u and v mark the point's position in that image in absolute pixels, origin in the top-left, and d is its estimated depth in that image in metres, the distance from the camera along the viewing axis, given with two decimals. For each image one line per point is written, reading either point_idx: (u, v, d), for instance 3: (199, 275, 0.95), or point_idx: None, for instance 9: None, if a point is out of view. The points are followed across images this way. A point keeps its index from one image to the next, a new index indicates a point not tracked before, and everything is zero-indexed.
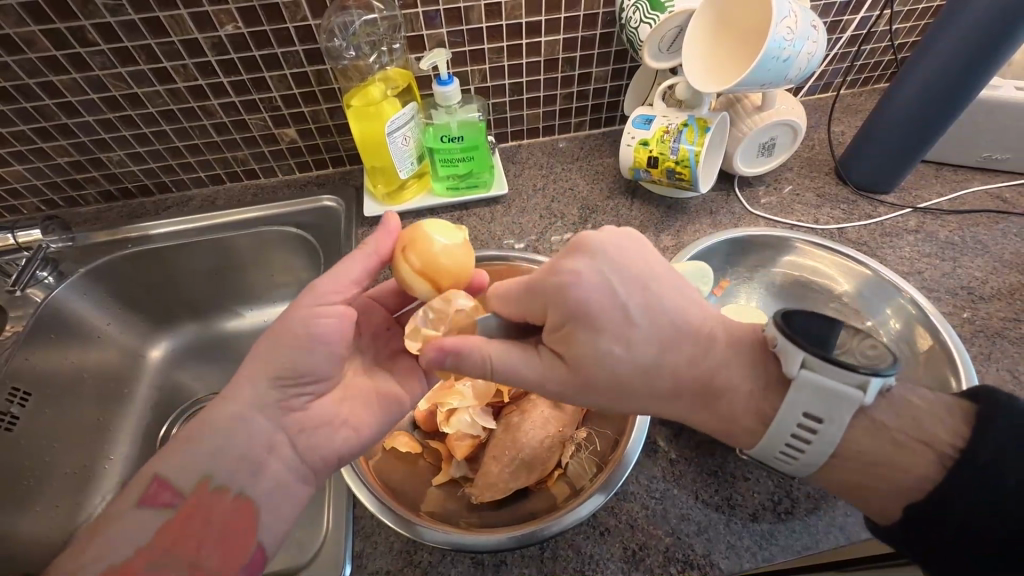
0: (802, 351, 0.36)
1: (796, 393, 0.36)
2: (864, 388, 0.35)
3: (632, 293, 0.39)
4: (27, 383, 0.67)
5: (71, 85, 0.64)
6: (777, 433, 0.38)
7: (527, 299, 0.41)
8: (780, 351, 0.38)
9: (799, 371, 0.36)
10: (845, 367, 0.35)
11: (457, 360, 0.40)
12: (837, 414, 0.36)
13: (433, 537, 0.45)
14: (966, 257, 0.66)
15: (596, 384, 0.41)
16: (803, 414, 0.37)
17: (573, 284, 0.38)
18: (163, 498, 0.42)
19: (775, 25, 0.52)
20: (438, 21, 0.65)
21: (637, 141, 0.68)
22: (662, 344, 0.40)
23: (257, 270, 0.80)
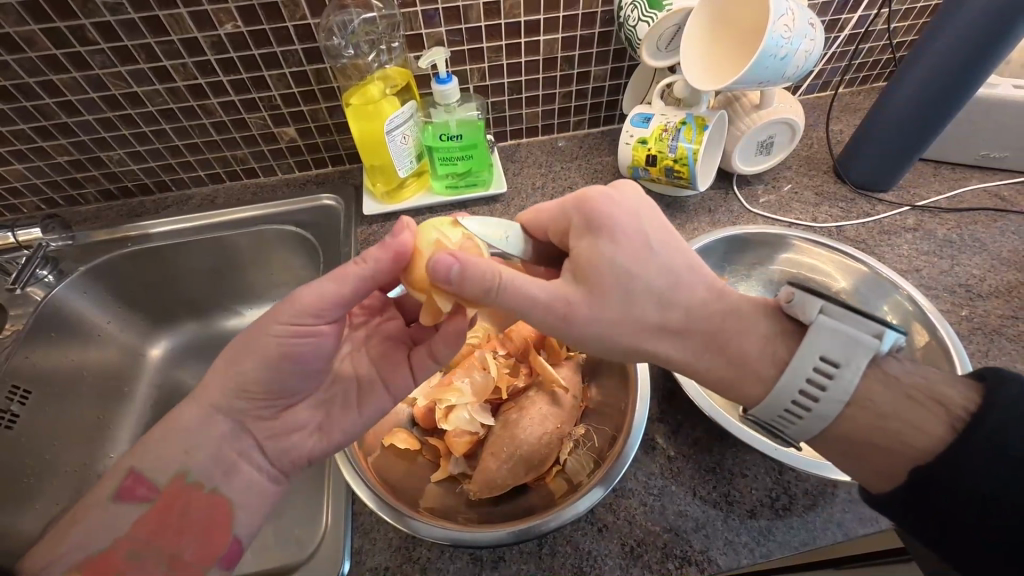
0: (822, 298, 0.39)
1: (815, 336, 0.38)
2: (880, 337, 0.37)
3: (655, 234, 0.42)
4: (27, 381, 0.67)
5: (70, 84, 0.64)
6: (791, 378, 0.38)
7: (555, 228, 0.44)
8: (796, 306, 0.40)
9: (818, 316, 0.39)
10: (862, 314, 0.38)
11: (465, 273, 0.38)
12: (854, 357, 0.37)
13: (432, 533, 0.45)
14: (964, 255, 0.66)
15: (611, 309, 0.41)
16: (820, 358, 0.38)
17: (611, 209, 0.41)
18: (141, 492, 0.43)
19: (772, 24, 0.52)
20: (437, 20, 0.66)
21: (635, 140, 0.68)
22: (677, 282, 0.42)
23: (257, 269, 0.80)
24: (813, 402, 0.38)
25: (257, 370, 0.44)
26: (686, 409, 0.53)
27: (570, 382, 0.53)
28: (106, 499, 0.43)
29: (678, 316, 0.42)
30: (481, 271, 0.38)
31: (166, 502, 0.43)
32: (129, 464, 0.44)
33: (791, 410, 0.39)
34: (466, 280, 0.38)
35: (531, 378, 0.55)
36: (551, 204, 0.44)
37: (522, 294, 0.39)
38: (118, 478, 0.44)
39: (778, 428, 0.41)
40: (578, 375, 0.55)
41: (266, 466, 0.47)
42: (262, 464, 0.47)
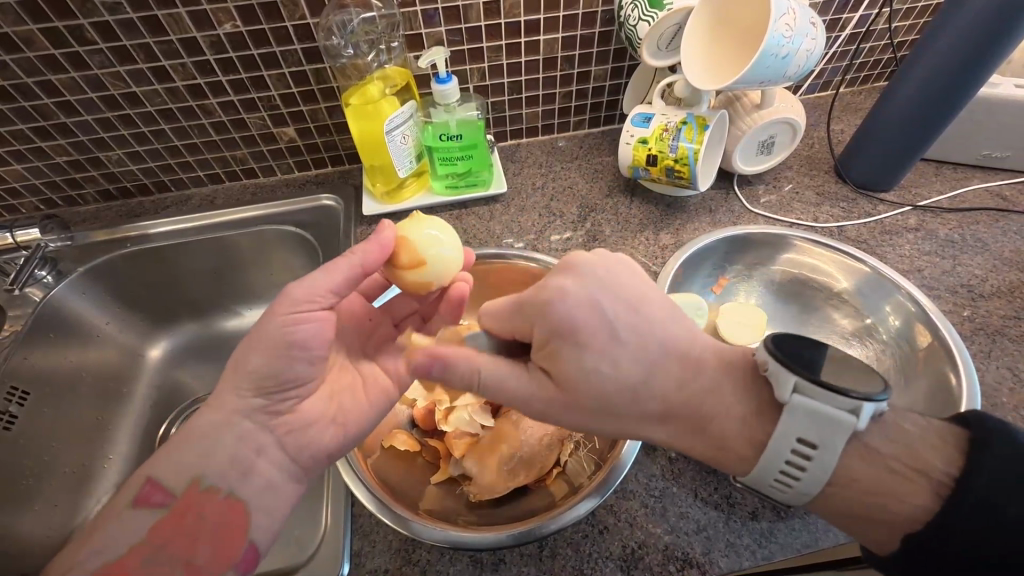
0: (794, 374, 0.36)
1: (787, 418, 0.36)
2: (858, 414, 0.35)
3: (620, 314, 0.40)
4: (26, 382, 0.66)
5: (70, 84, 0.64)
6: (771, 459, 0.37)
7: (516, 317, 0.42)
8: (772, 375, 0.38)
9: (792, 396, 0.36)
10: (836, 390, 0.35)
11: (447, 367, 0.41)
12: (831, 439, 0.35)
13: (432, 534, 0.45)
14: (966, 255, 0.66)
15: (585, 406, 0.40)
16: (798, 439, 0.36)
17: (563, 303, 0.39)
18: (157, 498, 0.42)
19: (774, 23, 0.51)
20: (437, 20, 0.65)
21: (636, 140, 0.68)
22: (649, 366, 0.40)
23: (257, 269, 0.79)
24: (801, 468, 0.36)
25: (256, 371, 0.44)
26: None
27: None
28: (123, 506, 0.42)
29: (653, 407, 0.41)
30: (461, 368, 0.41)
31: (180, 510, 0.42)
32: (147, 471, 0.43)
33: (781, 478, 0.37)
34: (449, 374, 0.41)
35: None
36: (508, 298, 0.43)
37: (500, 388, 0.41)
38: (135, 486, 0.42)
39: (767, 494, 0.39)
40: None
41: (286, 472, 0.46)
42: (279, 469, 0.45)
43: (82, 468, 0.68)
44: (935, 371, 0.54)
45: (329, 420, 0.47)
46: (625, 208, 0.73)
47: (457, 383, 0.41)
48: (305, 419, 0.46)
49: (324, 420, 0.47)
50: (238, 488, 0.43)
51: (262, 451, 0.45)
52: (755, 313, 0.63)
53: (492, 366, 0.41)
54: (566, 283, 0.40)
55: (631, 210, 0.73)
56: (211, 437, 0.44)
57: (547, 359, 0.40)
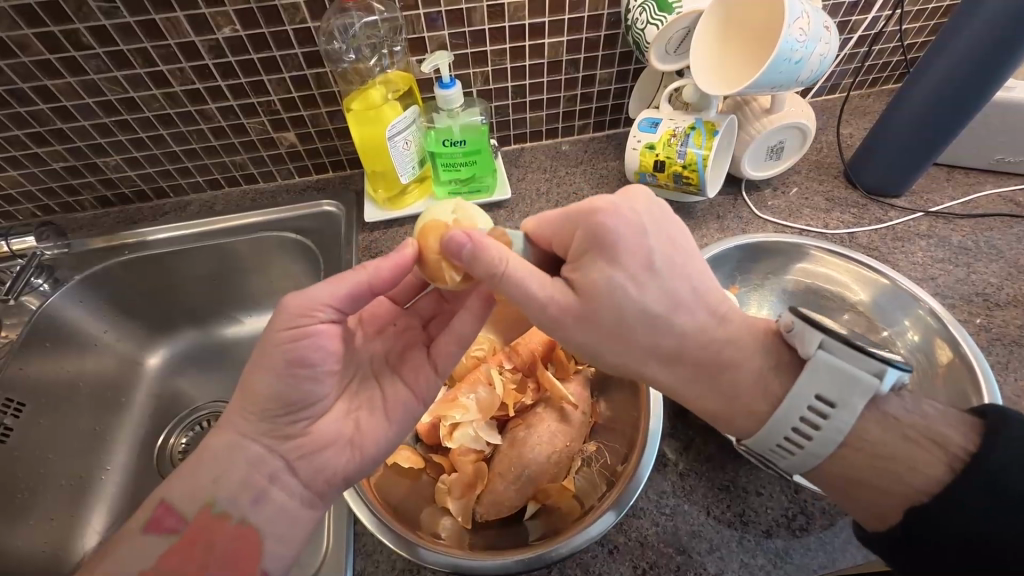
0: (822, 332, 0.37)
1: (811, 372, 0.37)
2: (880, 377, 0.36)
3: (660, 245, 0.39)
4: (23, 393, 0.65)
5: (66, 89, 0.63)
6: (787, 414, 0.37)
7: (561, 225, 0.41)
8: (796, 336, 0.39)
9: (816, 352, 0.37)
10: (863, 353, 0.36)
11: (476, 255, 0.39)
12: (850, 399, 0.36)
13: (435, 558, 0.44)
14: (980, 263, 0.65)
15: (602, 324, 0.39)
16: (815, 397, 0.37)
17: (613, 219, 0.38)
18: (170, 522, 0.41)
19: (787, 27, 0.50)
20: (439, 23, 0.64)
21: (642, 145, 0.66)
22: (676, 297, 0.40)
23: (258, 276, 0.78)
24: (813, 431, 0.37)
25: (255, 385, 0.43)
26: (696, 424, 0.51)
27: (581, 398, 0.52)
28: (137, 528, 0.41)
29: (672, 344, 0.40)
30: (490, 259, 0.38)
31: (197, 528, 0.41)
32: (160, 494, 0.42)
33: (791, 439, 0.38)
34: (476, 261, 0.39)
35: (538, 394, 0.53)
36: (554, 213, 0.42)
37: (525, 292, 0.39)
38: (149, 507, 0.42)
39: (771, 458, 0.40)
40: (588, 390, 0.53)
41: (300, 487, 0.45)
42: (294, 482, 0.44)
43: (77, 480, 0.66)
44: (954, 386, 0.53)
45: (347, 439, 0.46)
46: None
47: (481, 272, 0.39)
48: (326, 436, 0.45)
49: (340, 439, 0.46)
50: (252, 514, 0.42)
51: (277, 472, 0.44)
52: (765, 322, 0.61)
53: (526, 265, 0.39)
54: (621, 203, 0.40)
55: None
56: (210, 457, 0.43)
57: (588, 243, 0.39)
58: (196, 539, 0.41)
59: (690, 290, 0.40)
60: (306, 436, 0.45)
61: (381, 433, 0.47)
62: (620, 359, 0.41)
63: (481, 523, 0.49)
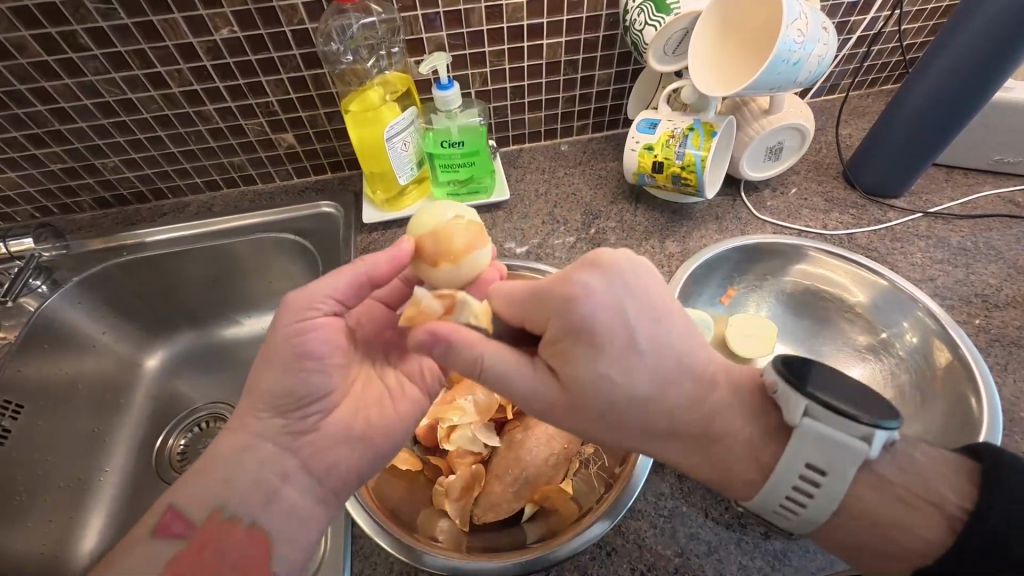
0: (805, 399, 0.36)
1: (795, 446, 0.36)
2: (870, 442, 0.35)
3: (636, 316, 0.38)
4: (20, 395, 0.65)
5: (64, 90, 0.63)
6: (781, 480, 0.36)
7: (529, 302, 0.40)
8: (781, 398, 0.38)
9: (802, 419, 0.36)
10: (848, 417, 0.35)
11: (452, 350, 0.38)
12: (840, 467, 0.35)
13: (433, 561, 0.44)
14: (979, 264, 0.65)
15: (586, 408, 0.39)
16: (805, 466, 0.35)
17: (583, 306, 0.37)
18: (177, 528, 0.40)
19: (785, 27, 0.50)
20: (438, 24, 0.64)
21: (641, 146, 0.66)
22: (656, 366, 0.39)
23: (256, 277, 0.78)
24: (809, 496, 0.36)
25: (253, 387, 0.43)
26: None
27: None
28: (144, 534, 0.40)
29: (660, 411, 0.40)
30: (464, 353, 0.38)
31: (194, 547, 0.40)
32: (167, 500, 0.41)
33: (786, 504, 0.37)
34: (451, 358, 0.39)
35: None
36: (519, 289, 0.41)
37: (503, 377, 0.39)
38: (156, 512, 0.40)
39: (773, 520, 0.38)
40: None
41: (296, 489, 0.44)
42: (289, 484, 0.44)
43: (75, 483, 0.66)
44: (953, 387, 0.53)
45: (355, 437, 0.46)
46: (630, 215, 0.72)
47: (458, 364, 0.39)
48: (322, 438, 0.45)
49: (349, 435, 0.45)
50: (251, 534, 0.41)
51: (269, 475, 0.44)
52: (764, 324, 0.62)
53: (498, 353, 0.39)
54: (590, 281, 0.38)
55: (637, 217, 0.71)
56: (207, 461, 0.43)
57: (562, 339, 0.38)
58: (208, 543, 0.40)
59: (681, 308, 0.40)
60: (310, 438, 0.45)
61: (383, 422, 0.47)
62: (594, 422, 0.40)
63: (478, 526, 0.48)
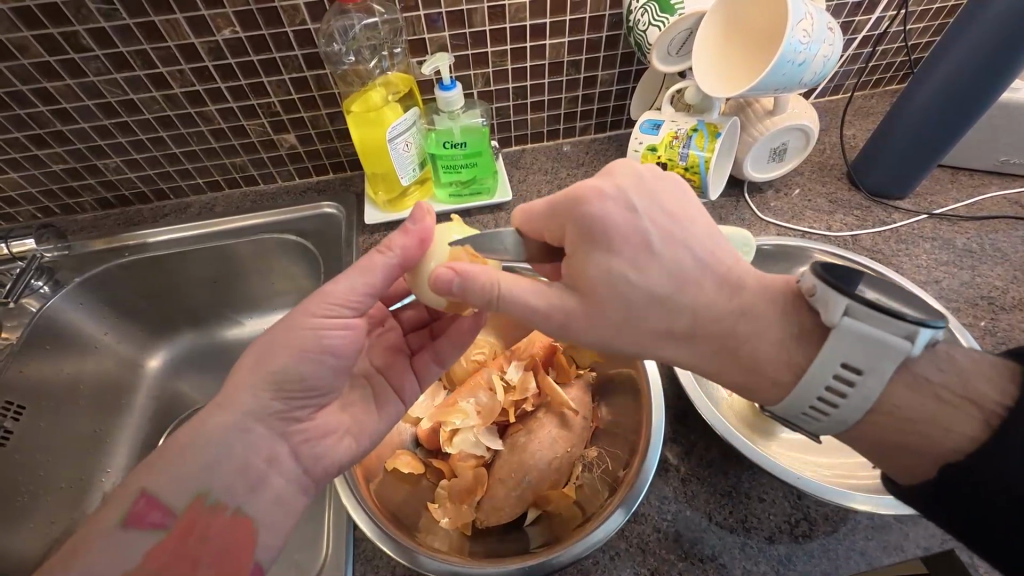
0: (846, 297, 0.34)
1: (835, 342, 0.35)
2: (913, 340, 0.33)
3: (627, 263, 0.38)
4: (22, 396, 0.65)
5: (66, 91, 0.63)
6: (811, 381, 0.36)
7: (550, 222, 0.41)
8: (819, 300, 0.36)
9: (841, 318, 0.35)
10: (891, 315, 0.33)
11: (467, 287, 0.39)
12: (877, 365, 0.34)
13: (435, 565, 0.43)
14: (985, 265, 0.64)
15: (610, 324, 0.39)
16: (841, 366, 0.35)
17: (602, 206, 0.38)
18: (153, 517, 0.39)
19: (791, 28, 0.50)
20: (440, 24, 0.64)
21: (644, 147, 0.66)
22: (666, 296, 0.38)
23: (257, 278, 0.78)
24: (840, 399, 0.36)
25: (253, 388, 0.42)
26: (699, 429, 0.51)
27: (580, 404, 0.52)
28: (114, 524, 0.38)
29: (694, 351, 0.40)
30: (480, 283, 0.39)
31: (191, 549, 0.40)
32: (140, 484, 0.40)
33: (816, 407, 0.36)
34: (469, 294, 0.39)
35: (538, 399, 0.53)
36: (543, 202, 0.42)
37: (521, 302, 0.39)
38: (127, 501, 0.39)
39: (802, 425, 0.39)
40: (589, 395, 0.54)
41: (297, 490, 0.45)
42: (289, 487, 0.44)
43: (78, 484, 0.66)
44: None
45: (345, 430, 0.47)
46: None
47: (479, 300, 0.40)
48: (322, 428, 0.46)
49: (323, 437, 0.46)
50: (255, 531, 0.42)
51: (268, 479, 0.43)
52: None
53: (516, 283, 0.39)
54: (605, 184, 0.39)
55: None
56: None
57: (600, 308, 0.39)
58: (191, 528, 0.40)
59: (694, 249, 0.39)
60: (307, 425, 0.45)
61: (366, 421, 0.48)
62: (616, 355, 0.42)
63: (480, 529, 0.48)
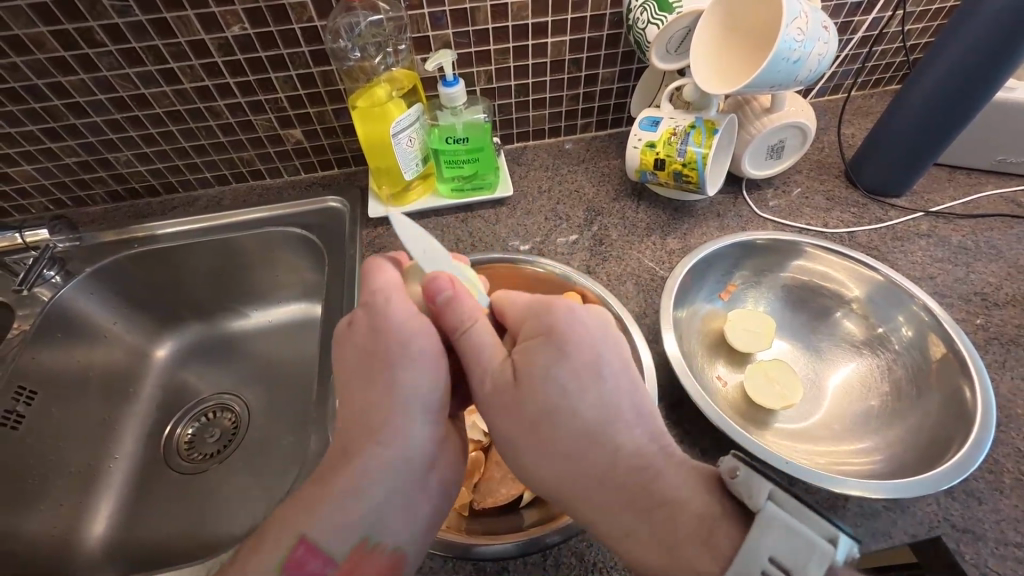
0: (770, 481, 0.33)
1: (762, 530, 0.32)
2: (834, 542, 0.31)
3: (570, 376, 0.39)
4: (34, 383, 0.67)
5: (79, 85, 0.64)
6: (742, 573, 0.31)
7: (519, 312, 0.43)
8: (740, 483, 0.34)
9: (766, 503, 0.32)
10: (812, 510, 0.32)
11: (451, 302, 0.42)
12: (807, 564, 0.30)
13: (431, 540, 0.45)
14: (979, 263, 0.65)
15: (527, 409, 0.39)
16: (768, 559, 0.31)
17: (567, 320, 0.40)
18: (313, 566, 0.38)
19: (786, 26, 0.51)
20: (443, 23, 0.65)
21: (643, 143, 0.67)
22: (572, 467, 0.39)
23: (263, 270, 0.79)
24: None
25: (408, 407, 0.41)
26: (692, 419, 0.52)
27: None
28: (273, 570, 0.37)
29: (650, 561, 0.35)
30: (464, 312, 0.42)
31: None
32: (299, 529, 0.38)
33: None
34: (450, 309, 0.42)
35: None
36: (520, 298, 0.44)
37: (478, 351, 0.41)
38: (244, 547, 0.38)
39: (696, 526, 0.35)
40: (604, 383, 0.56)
41: None
42: None
43: (86, 469, 0.68)
44: (947, 381, 0.54)
45: None
46: (632, 212, 0.72)
47: (453, 318, 0.42)
48: None
49: None
50: None
51: None
52: (762, 319, 0.64)
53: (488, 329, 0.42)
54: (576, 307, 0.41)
55: (638, 214, 0.72)
56: None
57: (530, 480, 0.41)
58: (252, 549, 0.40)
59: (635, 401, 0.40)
60: None
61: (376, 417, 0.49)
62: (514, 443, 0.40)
63: (478, 511, 0.50)
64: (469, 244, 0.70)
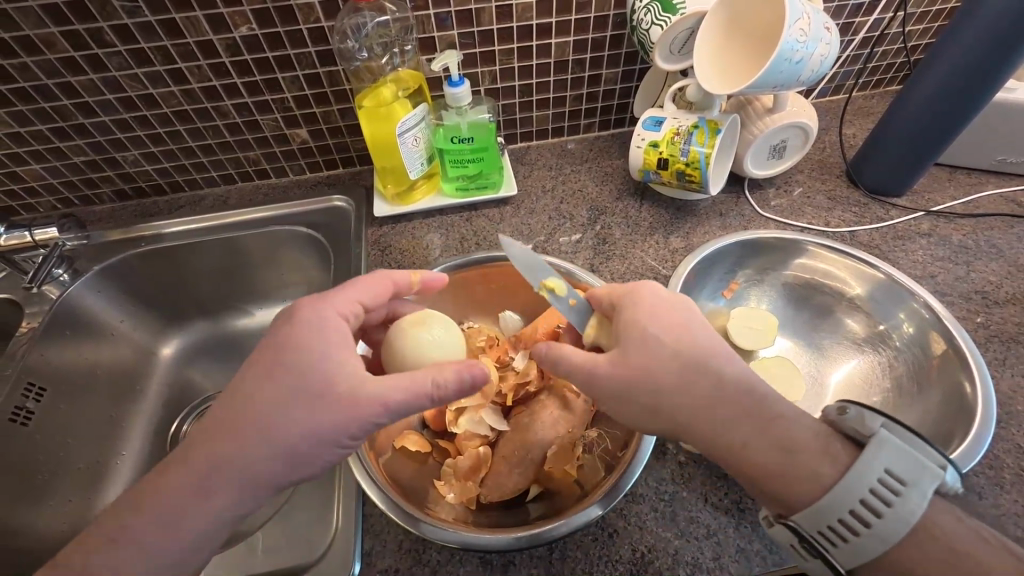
0: (881, 416, 0.39)
1: (879, 447, 0.37)
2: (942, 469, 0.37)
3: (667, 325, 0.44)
4: (44, 379, 0.67)
5: (88, 85, 0.65)
6: (855, 483, 0.36)
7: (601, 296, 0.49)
8: (853, 418, 0.40)
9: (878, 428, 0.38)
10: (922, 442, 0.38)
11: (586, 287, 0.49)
12: (920, 480, 0.35)
13: (442, 535, 0.45)
14: (979, 262, 0.66)
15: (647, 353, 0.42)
16: (884, 472, 0.36)
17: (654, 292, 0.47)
18: None
19: (788, 28, 0.51)
20: (449, 24, 0.66)
21: (647, 143, 0.68)
22: (686, 400, 0.41)
23: (269, 269, 0.80)
24: (874, 516, 0.35)
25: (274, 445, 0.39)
26: None
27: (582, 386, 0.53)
28: None
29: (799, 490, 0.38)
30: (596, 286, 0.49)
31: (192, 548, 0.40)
32: None
33: (857, 511, 0.36)
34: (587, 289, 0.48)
35: (543, 383, 0.56)
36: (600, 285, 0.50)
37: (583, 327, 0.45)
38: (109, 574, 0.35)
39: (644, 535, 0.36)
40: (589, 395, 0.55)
41: None
42: None
43: (94, 466, 0.69)
44: (947, 378, 0.55)
45: None
46: (634, 212, 0.73)
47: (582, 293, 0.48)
48: None
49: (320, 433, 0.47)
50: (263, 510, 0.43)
51: None
52: (763, 317, 0.65)
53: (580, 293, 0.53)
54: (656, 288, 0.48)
55: (640, 214, 0.73)
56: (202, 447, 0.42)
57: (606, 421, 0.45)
58: None
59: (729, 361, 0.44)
60: None
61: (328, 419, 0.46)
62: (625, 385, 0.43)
63: (484, 503, 0.51)
64: (473, 243, 0.71)
